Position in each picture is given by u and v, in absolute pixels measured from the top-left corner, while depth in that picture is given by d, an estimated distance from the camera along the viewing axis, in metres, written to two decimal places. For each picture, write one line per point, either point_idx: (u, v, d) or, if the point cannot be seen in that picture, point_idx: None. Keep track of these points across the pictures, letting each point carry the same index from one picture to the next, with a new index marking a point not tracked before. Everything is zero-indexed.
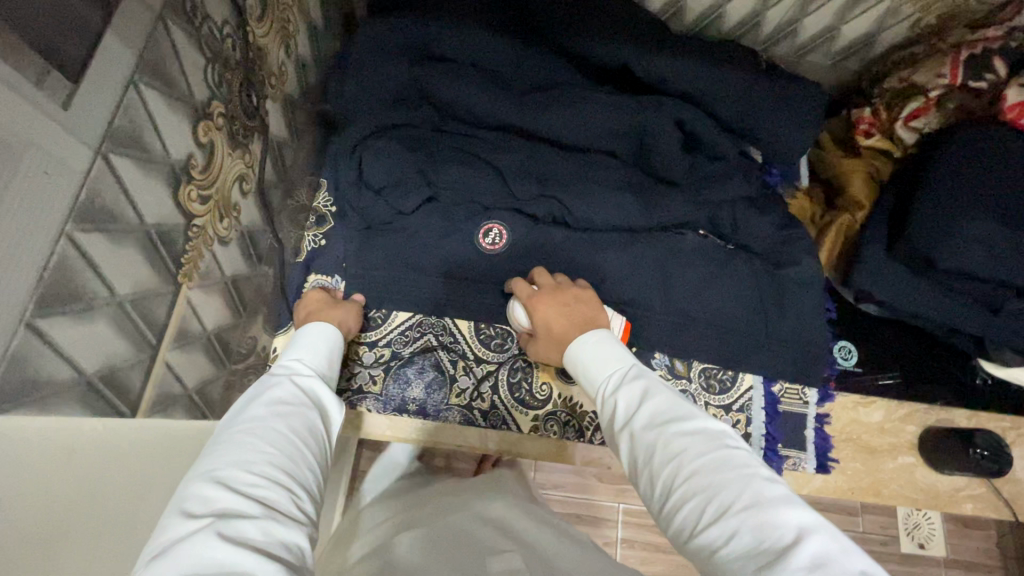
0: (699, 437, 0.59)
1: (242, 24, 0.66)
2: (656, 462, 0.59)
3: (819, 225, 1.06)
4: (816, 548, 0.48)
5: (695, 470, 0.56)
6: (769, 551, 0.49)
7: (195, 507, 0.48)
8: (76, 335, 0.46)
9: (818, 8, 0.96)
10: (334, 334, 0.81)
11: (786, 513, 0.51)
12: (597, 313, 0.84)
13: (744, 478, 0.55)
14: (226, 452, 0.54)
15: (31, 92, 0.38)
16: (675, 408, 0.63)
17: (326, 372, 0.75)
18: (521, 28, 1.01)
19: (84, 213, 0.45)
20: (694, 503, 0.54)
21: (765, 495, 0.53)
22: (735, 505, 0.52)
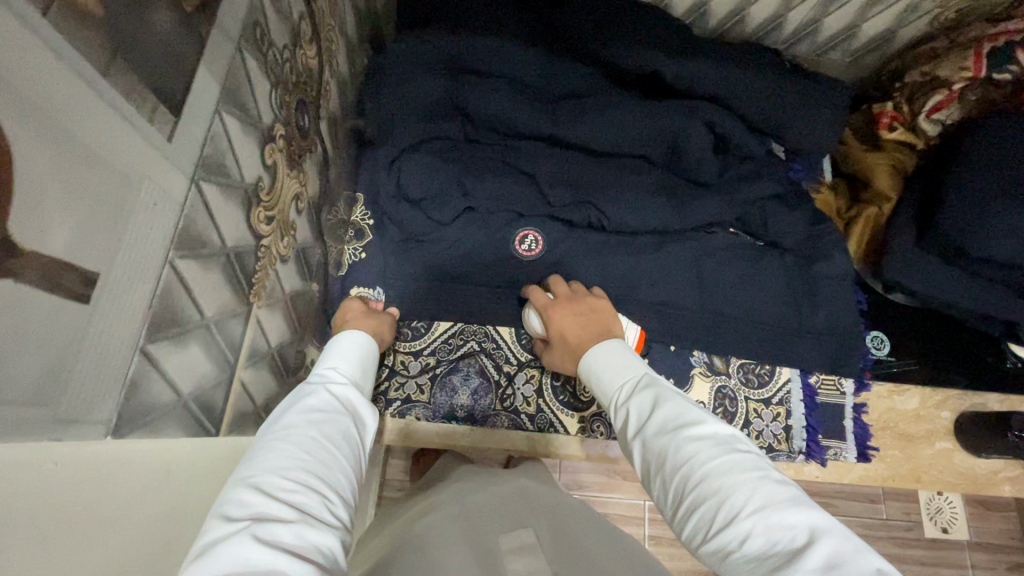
0: (709, 442, 0.60)
1: (298, 47, 0.67)
2: (668, 469, 0.60)
3: (846, 219, 1.08)
4: (825, 548, 0.48)
5: (705, 475, 0.57)
6: (779, 554, 0.50)
7: (232, 509, 0.48)
8: (176, 358, 0.48)
9: (839, 7, 0.98)
10: (367, 340, 0.81)
11: (795, 513, 0.52)
12: (610, 320, 0.85)
13: (754, 480, 0.55)
14: (265, 457, 0.54)
15: (147, 128, 0.39)
16: (685, 413, 0.63)
17: (361, 380, 0.75)
18: (549, 38, 1.03)
19: (182, 240, 0.46)
20: (705, 509, 0.56)
21: (774, 497, 0.54)
22: (744, 508, 0.53)
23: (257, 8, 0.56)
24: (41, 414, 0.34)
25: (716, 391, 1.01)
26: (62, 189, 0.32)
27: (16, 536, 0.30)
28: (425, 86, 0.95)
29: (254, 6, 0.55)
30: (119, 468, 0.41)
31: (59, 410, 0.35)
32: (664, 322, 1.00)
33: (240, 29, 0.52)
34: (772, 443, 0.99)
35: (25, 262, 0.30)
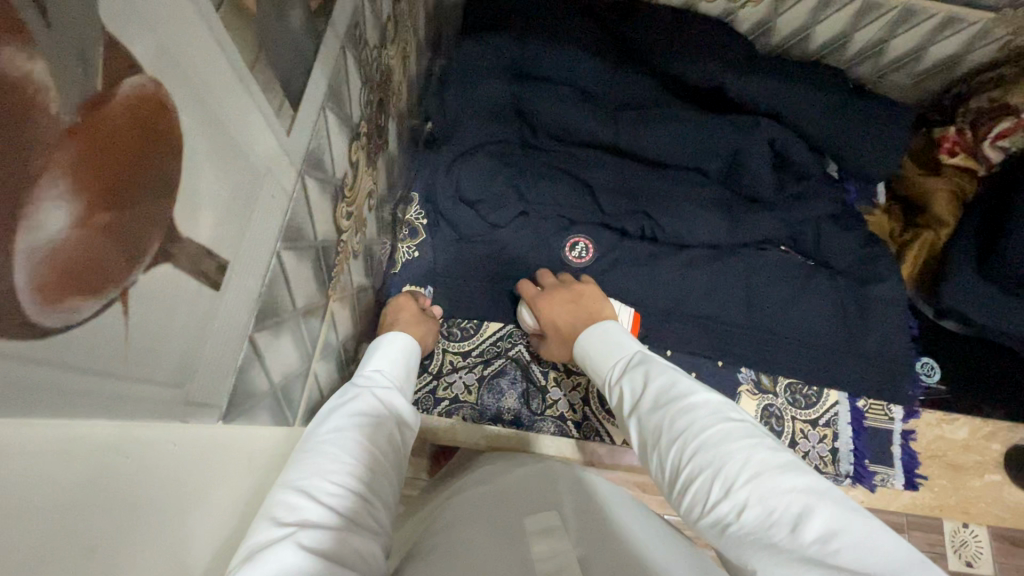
0: (701, 412, 0.58)
1: (382, 47, 0.68)
2: (663, 442, 0.59)
3: (900, 241, 1.06)
4: (824, 516, 0.47)
5: (699, 445, 0.55)
6: (779, 524, 0.48)
7: (281, 513, 0.46)
8: (272, 346, 0.49)
9: (906, 30, 0.98)
10: (412, 344, 0.80)
11: (790, 480, 0.50)
12: (599, 303, 0.86)
13: (748, 449, 0.54)
14: (309, 460, 0.53)
15: (273, 120, 0.40)
16: (676, 385, 0.62)
17: (405, 385, 0.74)
18: (612, 47, 1.03)
19: (289, 232, 0.47)
20: (700, 478, 0.54)
21: (768, 464, 0.52)
22: (739, 477, 0.52)
23: (359, 7, 0.56)
24: (177, 396, 0.34)
25: (762, 409, 0.99)
26: (212, 178, 0.33)
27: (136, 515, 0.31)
28: (491, 92, 0.97)
29: (357, 6, 0.56)
30: (215, 458, 0.41)
31: (190, 394, 0.36)
32: (712, 337, 1.00)
33: (346, 27, 0.53)
34: (818, 465, 0.98)
35: (180, 247, 0.31)
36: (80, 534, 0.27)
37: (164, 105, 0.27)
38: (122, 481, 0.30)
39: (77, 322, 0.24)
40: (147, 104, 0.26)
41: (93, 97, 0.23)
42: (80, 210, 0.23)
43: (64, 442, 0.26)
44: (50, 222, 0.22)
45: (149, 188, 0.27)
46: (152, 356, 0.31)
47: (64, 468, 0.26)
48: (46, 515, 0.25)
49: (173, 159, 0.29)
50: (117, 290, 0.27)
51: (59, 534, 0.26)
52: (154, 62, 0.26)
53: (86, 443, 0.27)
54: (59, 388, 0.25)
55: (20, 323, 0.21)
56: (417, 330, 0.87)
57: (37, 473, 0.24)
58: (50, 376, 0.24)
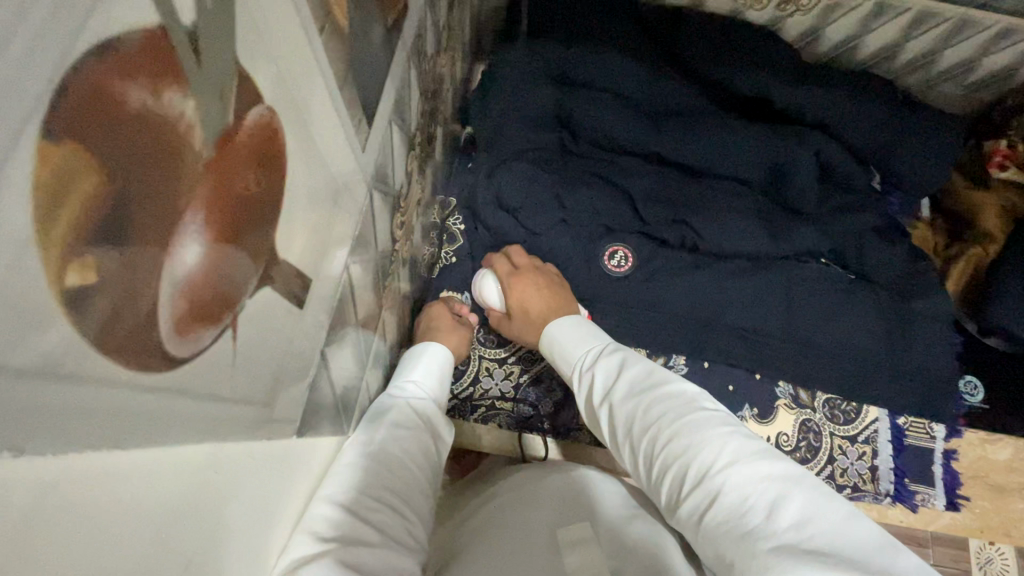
0: (677, 403, 0.62)
1: (437, 55, 0.68)
2: (641, 434, 0.62)
3: (945, 256, 1.04)
4: (795, 502, 0.51)
5: (676, 437, 0.59)
6: (752, 510, 0.52)
7: (322, 529, 0.45)
8: (337, 357, 0.49)
9: (963, 39, 0.96)
10: (445, 356, 0.77)
11: (761, 467, 0.55)
12: (567, 299, 0.85)
13: (724, 437, 0.58)
14: (348, 473, 0.52)
15: (353, 136, 0.40)
16: (652, 376, 0.66)
17: (439, 394, 0.73)
18: (657, 54, 1.03)
19: (357, 246, 0.48)
20: (678, 470, 0.58)
21: (744, 452, 0.56)
22: (718, 466, 0.56)
23: (423, 19, 0.56)
24: (264, 415, 0.35)
25: (800, 424, 0.98)
26: (305, 198, 0.34)
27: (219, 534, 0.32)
28: (536, 97, 0.96)
29: (422, 18, 0.56)
30: (282, 471, 0.41)
31: (274, 412, 0.36)
32: (751, 349, 0.97)
33: (413, 39, 0.53)
34: (858, 482, 0.97)
35: (278, 269, 0.31)
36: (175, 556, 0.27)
37: (276, 130, 0.28)
38: (209, 501, 0.30)
39: (201, 350, 0.25)
40: (264, 132, 0.26)
41: (227, 127, 0.23)
42: (210, 242, 0.24)
43: (174, 468, 0.26)
44: (187, 256, 0.22)
45: (259, 212, 0.28)
46: (251, 376, 0.31)
47: (167, 494, 0.25)
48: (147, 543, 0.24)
49: (278, 184, 0.29)
50: (230, 317, 0.27)
51: (155, 563, 0.25)
52: (273, 90, 0.26)
53: (192, 462, 0.27)
54: (184, 415, 0.25)
55: (161, 355, 0.22)
56: (450, 338, 0.85)
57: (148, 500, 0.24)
58: (179, 404, 0.24)
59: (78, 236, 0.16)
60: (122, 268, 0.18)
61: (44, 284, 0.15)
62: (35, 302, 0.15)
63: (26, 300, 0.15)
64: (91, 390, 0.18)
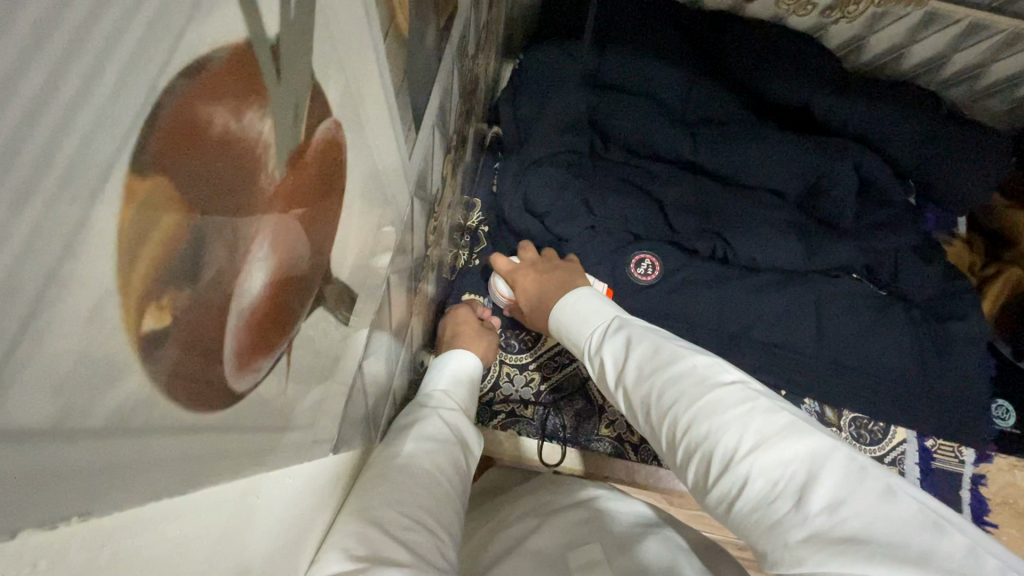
0: (690, 380, 0.55)
1: (475, 56, 0.67)
2: (657, 417, 0.57)
3: (981, 275, 1.01)
4: (829, 483, 0.44)
5: (690, 419, 0.53)
6: (783, 499, 0.45)
7: (351, 547, 0.43)
8: (372, 368, 0.48)
9: (1013, 53, 0.93)
10: (474, 365, 0.77)
11: (790, 447, 0.47)
12: (573, 275, 0.82)
13: (743, 415, 0.50)
14: (379, 487, 0.50)
15: (402, 144, 0.39)
16: (661, 352, 0.59)
17: (468, 405, 0.73)
18: (695, 60, 1.01)
19: (397, 258, 0.46)
20: (698, 457, 0.52)
21: (768, 430, 0.49)
22: (739, 449, 0.48)
23: (468, 21, 0.55)
24: (305, 439, 0.33)
25: None
26: (358, 212, 0.32)
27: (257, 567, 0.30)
28: (568, 99, 0.94)
29: (468, 19, 0.54)
30: (316, 489, 0.40)
31: (314, 436, 0.35)
32: (778, 365, 0.94)
33: (459, 43, 0.52)
34: None
35: (329, 287, 0.30)
36: None
37: (340, 146, 0.26)
38: (248, 532, 0.28)
39: (259, 379, 0.23)
40: (329, 146, 0.24)
41: (298, 145, 0.21)
42: (274, 267, 0.22)
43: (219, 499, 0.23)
44: (253, 282, 0.21)
45: (319, 231, 0.26)
46: (297, 399, 0.30)
47: (210, 527, 0.23)
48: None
49: (337, 200, 0.27)
50: (285, 343, 0.25)
51: None
52: (339, 104, 0.25)
53: (239, 491, 0.25)
54: (237, 449, 0.23)
55: (222, 391, 0.20)
56: (473, 344, 0.84)
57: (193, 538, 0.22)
58: (233, 440, 0.22)
59: (155, 276, 0.14)
60: (192, 306, 0.17)
61: (122, 334, 0.14)
62: (112, 353, 0.13)
63: (102, 353, 0.13)
64: (156, 439, 0.16)
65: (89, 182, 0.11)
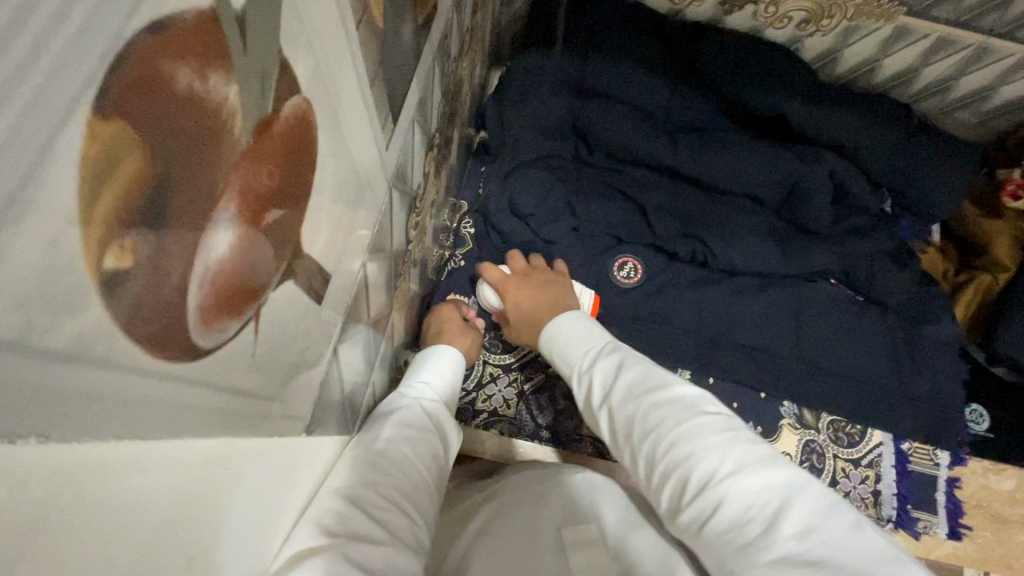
0: (677, 405, 0.56)
1: (459, 58, 0.68)
2: (635, 438, 0.56)
3: (953, 283, 1.02)
4: (801, 514, 0.44)
5: (672, 441, 0.53)
6: (756, 523, 0.45)
7: (327, 521, 0.45)
8: (349, 354, 0.49)
9: (980, 67, 0.97)
10: (456, 359, 0.77)
11: (768, 476, 0.48)
12: (563, 293, 0.83)
13: (726, 443, 0.51)
14: (355, 470, 0.51)
15: (378, 134, 0.40)
16: (651, 377, 0.59)
17: (450, 400, 0.74)
18: (677, 70, 1.04)
19: (374, 247, 0.48)
20: (676, 477, 0.51)
21: (747, 460, 0.49)
22: (716, 473, 0.49)
23: (449, 22, 0.57)
24: (277, 410, 0.34)
25: (803, 445, 0.95)
26: (330, 192, 0.33)
27: (225, 528, 0.31)
28: (552, 105, 0.97)
29: (449, 21, 0.56)
30: (289, 468, 0.41)
31: (286, 409, 0.36)
32: (758, 368, 0.95)
33: (439, 42, 0.53)
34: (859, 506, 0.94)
35: (300, 264, 0.31)
36: (186, 546, 0.26)
37: (309, 125, 0.27)
38: (217, 491, 0.29)
39: (223, 344, 0.24)
40: (298, 122, 0.26)
41: (265, 116, 0.23)
42: (234, 258, 0.23)
43: (189, 453, 0.25)
44: (218, 243, 0.22)
45: (287, 205, 0.27)
46: (269, 367, 0.31)
47: (182, 478, 0.25)
48: (156, 526, 0.23)
49: (307, 175, 0.29)
50: (253, 310, 0.26)
51: (160, 549, 0.24)
52: (310, 82, 0.26)
53: (211, 446, 0.27)
54: (204, 408, 0.24)
55: (185, 349, 0.21)
56: (456, 344, 0.84)
57: (161, 482, 0.23)
58: (197, 398, 0.23)
59: (119, 216, 0.16)
60: (156, 251, 0.18)
61: (83, 265, 0.15)
62: (71, 281, 0.14)
63: (63, 280, 0.14)
64: (124, 372, 0.18)
65: (55, 114, 0.13)
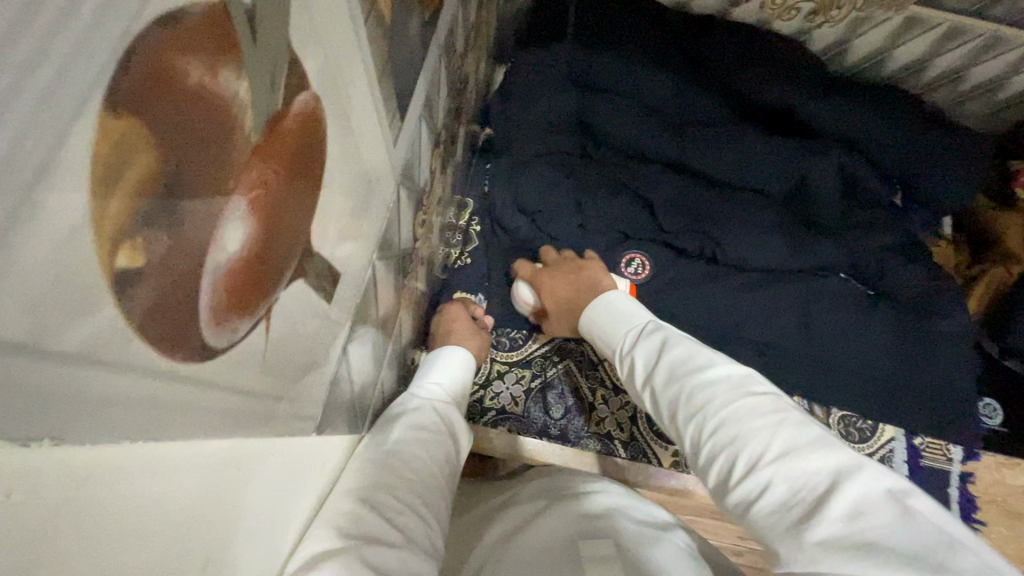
0: (722, 386, 0.54)
1: (464, 54, 0.68)
2: (679, 417, 0.55)
3: (965, 276, 1.03)
4: (852, 495, 0.42)
5: (717, 422, 0.51)
6: (802, 506, 0.43)
7: (343, 523, 0.44)
8: (358, 354, 0.49)
9: (993, 56, 0.95)
10: (467, 360, 0.77)
11: (820, 457, 0.45)
12: (598, 272, 0.83)
13: (773, 424, 0.49)
14: (369, 472, 0.51)
15: (387, 131, 0.40)
16: (696, 356, 0.57)
17: (461, 400, 0.73)
18: (684, 63, 1.03)
19: (383, 244, 0.47)
20: (722, 456, 0.49)
21: (796, 441, 0.47)
22: (763, 455, 0.47)
23: (455, 17, 0.56)
24: (287, 411, 0.34)
25: None
26: (339, 191, 0.33)
27: (239, 534, 0.30)
28: (557, 100, 0.96)
29: (454, 15, 0.56)
30: (300, 469, 0.40)
31: (296, 411, 0.36)
32: (768, 363, 0.94)
33: (444, 37, 0.53)
34: None
35: (311, 263, 0.31)
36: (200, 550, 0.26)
37: (319, 122, 0.27)
38: (230, 495, 0.29)
39: (235, 343, 0.24)
40: (307, 120, 0.26)
41: (275, 113, 0.22)
42: (251, 232, 0.23)
43: (201, 457, 0.24)
44: (230, 241, 0.21)
45: (297, 205, 0.27)
46: (280, 369, 0.30)
47: (195, 482, 0.24)
48: (172, 530, 0.23)
49: (317, 173, 0.28)
50: (264, 308, 0.26)
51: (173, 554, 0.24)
52: (318, 79, 0.26)
53: (221, 452, 0.26)
54: (215, 410, 0.24)
55: (198, 345, 0.21)
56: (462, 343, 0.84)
57: (174, 487, 0.23)
58: (210, 398, 0.23)
59: (131, 214, 0.15)
60: (168, 251, 0.17)
61: (95, 267, 0.14)
62: (85, 282, 0.14)
63: (76, 283, 0.14)
64: (134, 376, 0.18)
65: (65, 111, 0.12)
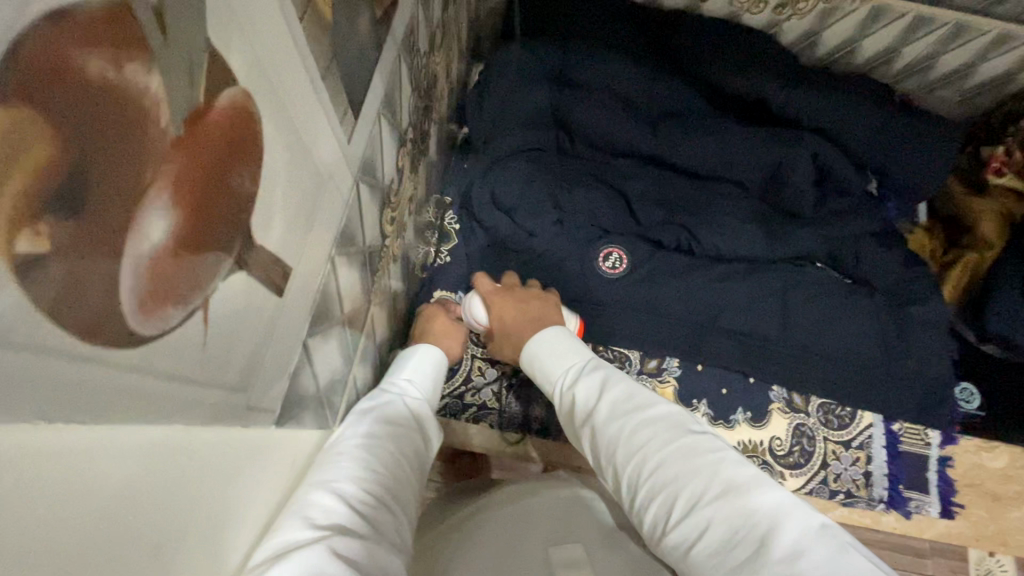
0: (662, 426, 0.56)
1: (429, 52, 0.69)
2: (620, 458, 0.56)
3: (941, 261, 1.03)
4: (791, 534, 0.45)
5: (660, 463, 0.53)
6: (741, 546, 0.45)
7: (316, 516, 0.45)
8: (321, 351, 0.50)
9: (960, 44, 0.97)
10: (441, 359, 0.78)
11: (758, 497, 0.48)
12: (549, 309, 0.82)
13: (712, 465, 0.51)
14: (342, 465, 0.52)
15: (338, 128, 0.41)
16: (635, 396, 0.60)
17: (433, 397, 0.74)
18: (657, 58, 1.04)
19: (343, 240, 0.48)
20: (661, 500, 0.52)
21: (734, 482, 0.50)
22: (705, 495, 0.49)
23: (415, 15, 0.57)
24: (239, 401, 0.35)
25: (793, 429, 0.96)
26: (283, 185, 0.34)
27: (194, 526, 0.31)
28: (531, 98, 0.97)
29: (413, 15, 0.57)
30: (258, 466, 0.41)
31: (250, 399, 0.36)
32: (745, 352, 0.95)
33: (403, 35, 0.54)
34: (851, 488, 0.95)
35: (253, 255, 0.32)
36: (150, 536, 0.27)
37: (251, 117, 0.28)
38: (183, 489, 0.30)
39: (167, 330, 0.25)
40: (236, 113, 0.26)
41: (196, 108, 0.23)
42: (173, 225, 0.23)
43: (142, 447, 0.25)
44: (152, 229, 0.22)
45: (231, 198, 0.28)
46: (222, 362, 0.31)
47: (139, 470, 0.25)
48: (117, 516, 0.24)
49: (253, 165, 0.29)
50: (200, 298, 0.27)
51: (121, 539, 0.24)
52: (246, 75, 0.27)
53: (164, 449, 0.27)
54: (151, 395, 0.25)
55: (120, 331, 0.21)
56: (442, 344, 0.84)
57: (115, 478, 0.24)
58: (143, 384, 0.24)
59: (30, 200, 0.16)
60: (78, 236, 0.18)
61: None
62: None
63: None
64: (50, 356, 0.18)
65: None
